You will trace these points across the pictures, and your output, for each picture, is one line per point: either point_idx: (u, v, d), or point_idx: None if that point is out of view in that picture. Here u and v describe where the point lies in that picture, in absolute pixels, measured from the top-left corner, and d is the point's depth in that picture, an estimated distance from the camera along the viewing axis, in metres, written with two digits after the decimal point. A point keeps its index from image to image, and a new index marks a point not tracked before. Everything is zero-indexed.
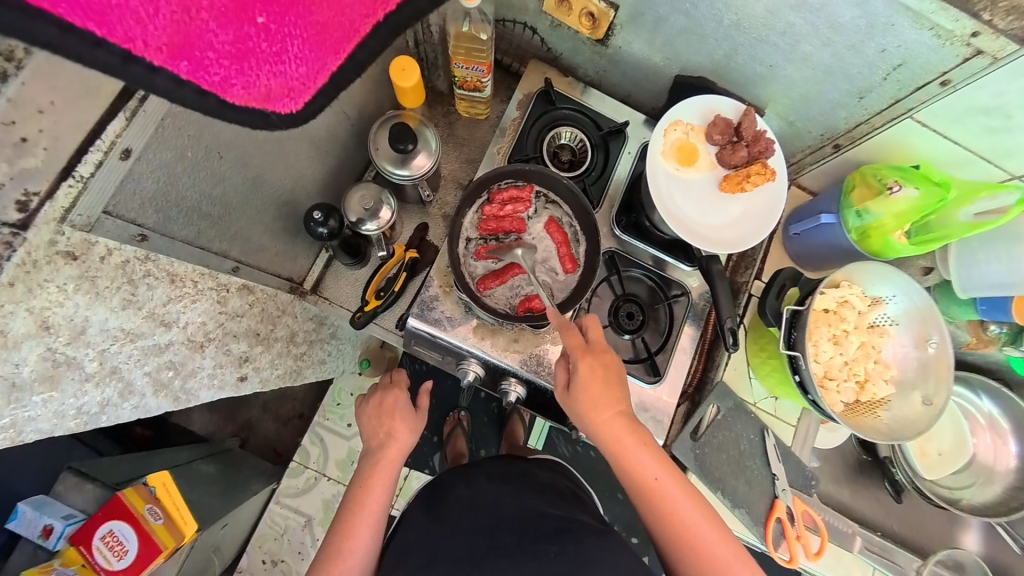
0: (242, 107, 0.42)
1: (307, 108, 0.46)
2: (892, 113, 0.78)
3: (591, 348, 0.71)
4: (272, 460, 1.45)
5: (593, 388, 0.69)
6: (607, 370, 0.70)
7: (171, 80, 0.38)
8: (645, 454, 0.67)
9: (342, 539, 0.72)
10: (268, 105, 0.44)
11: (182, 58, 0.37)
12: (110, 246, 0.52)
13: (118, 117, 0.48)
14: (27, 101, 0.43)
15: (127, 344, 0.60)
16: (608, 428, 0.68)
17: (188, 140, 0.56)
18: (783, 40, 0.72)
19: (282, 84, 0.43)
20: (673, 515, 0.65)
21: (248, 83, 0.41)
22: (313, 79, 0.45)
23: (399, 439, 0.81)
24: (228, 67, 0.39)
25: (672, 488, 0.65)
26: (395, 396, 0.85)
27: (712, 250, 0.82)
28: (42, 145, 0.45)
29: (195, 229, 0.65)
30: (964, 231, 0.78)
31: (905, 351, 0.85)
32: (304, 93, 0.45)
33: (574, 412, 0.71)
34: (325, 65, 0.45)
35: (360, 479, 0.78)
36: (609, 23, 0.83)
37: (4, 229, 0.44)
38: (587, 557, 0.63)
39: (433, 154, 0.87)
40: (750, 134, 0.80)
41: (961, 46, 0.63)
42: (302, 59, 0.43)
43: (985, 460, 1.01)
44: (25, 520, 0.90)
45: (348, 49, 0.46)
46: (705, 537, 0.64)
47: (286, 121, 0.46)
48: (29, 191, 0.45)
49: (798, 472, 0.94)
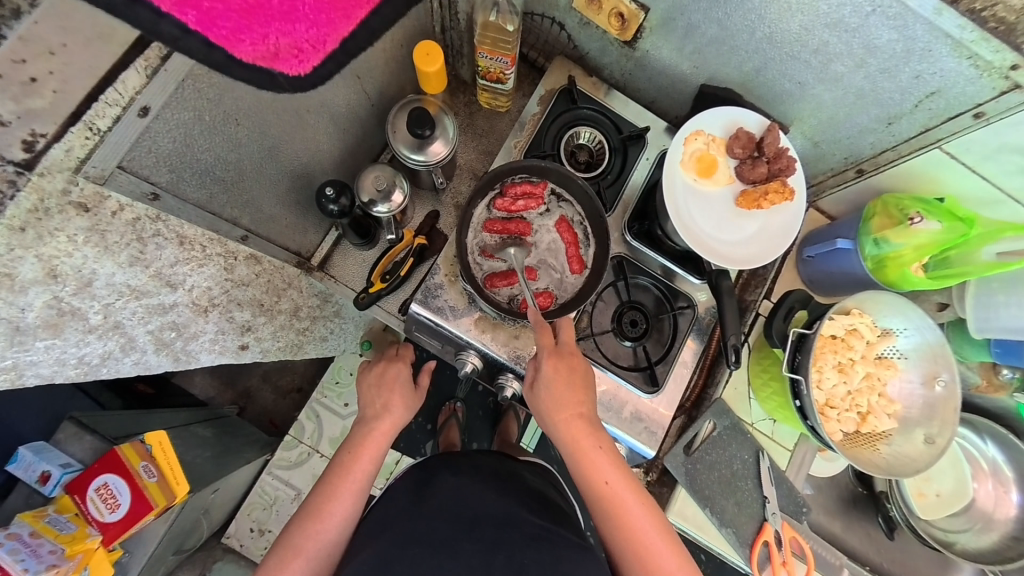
0: (249, 64, 0.42)
1: (315, 73, 0.47)
2: (920, 142, 0.76)
3: (559, 349, 0.74)
4: (267, 430, 1.48)
5: (557, 388, 0.72)
6: (572, 370, 0.73)
7: (177, 27, 0.38)
8: (604, 458, 0.70)
9: (324, 501, 0.73)
10: (275, 64, 0.43)
11: (190, 6, 0.37)
12: (121, 203, 0.53)
13: (134, 71, 0.48)
14: (39, 41, 0.42)
15: (132, 300, 0.61)
16: (568, 427, 0.71)
17: (209, 103, 0.57)
18: (815, 58, 0.71)
19: (291, 44, 0.43)
20: (624, 519, 0.67)
21: (256, 40, 0.41)
22: (323, 41, 0.45)
23: (395, 413, 0.81)
24: (237, 21, 0.39)
25: (625, 492, 0.68)
26: (398, 369, 0.86)
27: (723, 265, 0.80)
28: (51, 86, 0.44)
29: (208, 193, 0.66)
30: (985, 271, 0.75)
31: (911, 389, 0.83)
32: (312, 56, 0.45)
33: (537, 410, 0.75)
34: (336, 29, 0.46)
35: (350, 445, 0.78)
36: (638, 25, 0.82)
37: (9, 167, 0.43)
38: (565, 567, 0.64)
39: (450, 143, 0.87)
40: (771, 150, 0.79)
41: (999, 78, 0.61)
42: (312, 21, 0.43)
43: (984, 506, 0.99)
44: (24, 463, 0.92)
45: (360, 17, 0.47)
46: (650, 540, 0.66)
47: (292, 84, 0.46)
48: (35, 131, 0.44)
49: (790, 498, 0.92)
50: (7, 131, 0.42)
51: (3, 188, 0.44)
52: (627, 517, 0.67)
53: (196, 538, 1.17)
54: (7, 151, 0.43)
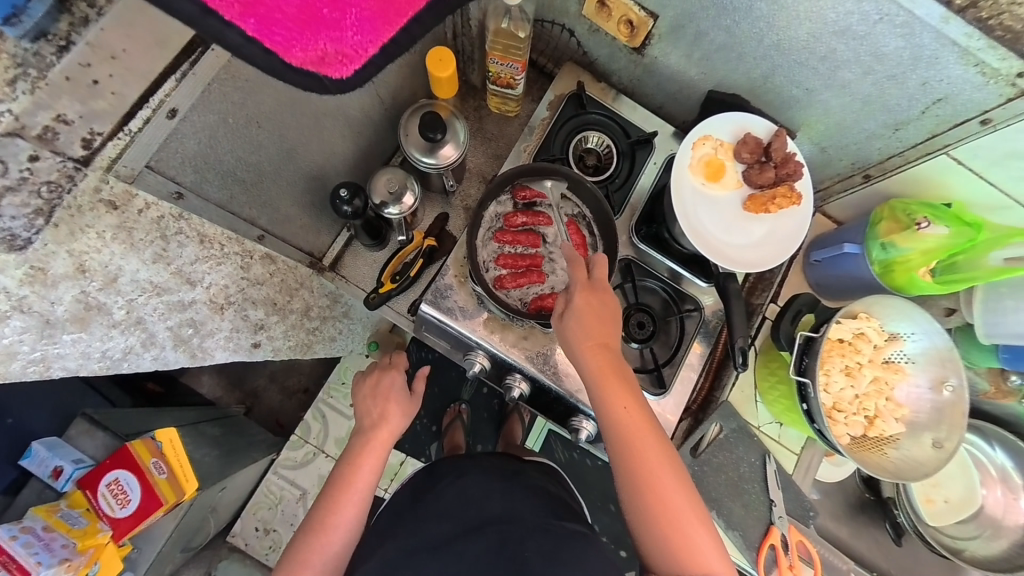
0: (299, 68, 0.43)
1: (359, 76, 0.46)
2: (926, 148, 0.77)
3: (593, 286, 0.72)
4: (273, 430, 1.49)
5: (589, 319, 0.70)
6: (605, 307, 0.71)
7: (240, 35, 0.41)
8: (627, 396, 0.69)
9: (326, 514, 0.73)
10: (323, 69, 0.44)
11: (252, 15, 0.40)
12: (148, 201, 0.54)
13: (172, 78, 0.53)
14: (103, 46, 0.47)
15: (153, 297, 0.62)
16: (596, 363, 0.70)
17: (232, 106, 0.60)
18: (823, 65, 0.72)
19: (338, 50, 0.44)
20: (654, 484, 0.66)
21: (308, 46, 0.43)
22: (366, 49, 0.45)
23: (392, 422, 0.82)
24: (292, 29, 0.42)
25: (646, 433, 0.68)
26: (392, 378, 0.87)
27: (731, 268, 0.81)
28: (111, 89, 0.49)
29: (228, 193, 0.68)
30: (993, 276, 0.76)
31: (919, 393, 0.83)
32: (357, 62, 0.45)
33: (564, 341, 0.72)
34: (380, 38, 0.45)
35: (350, 457, 0.79)
36: (647, 32, 0.84)
37: (68, 162, 0.47)
38: (566, 555, 0.64)
39: (460, 146, 0.89)
40: (779, 155, 0.80)
41: (1006, 85, 0.62)
42: (358, 28, 0.43)
43: (993, 513, 0.98)
44: (37, 459, 0.94)
45: (402, 23, 0.45)
46: (666, 484, 0.66)
47: (337, 87, 0.46)
48: (94, 130, 0.48)
49: (797, 502, 0.92)
50: (71, 129, 0.47)
51: (61, 180, 0.47)
52: (646, 459, 0.67)
53: (204, 535, 1.18)
54: (69, 148, 0.47)
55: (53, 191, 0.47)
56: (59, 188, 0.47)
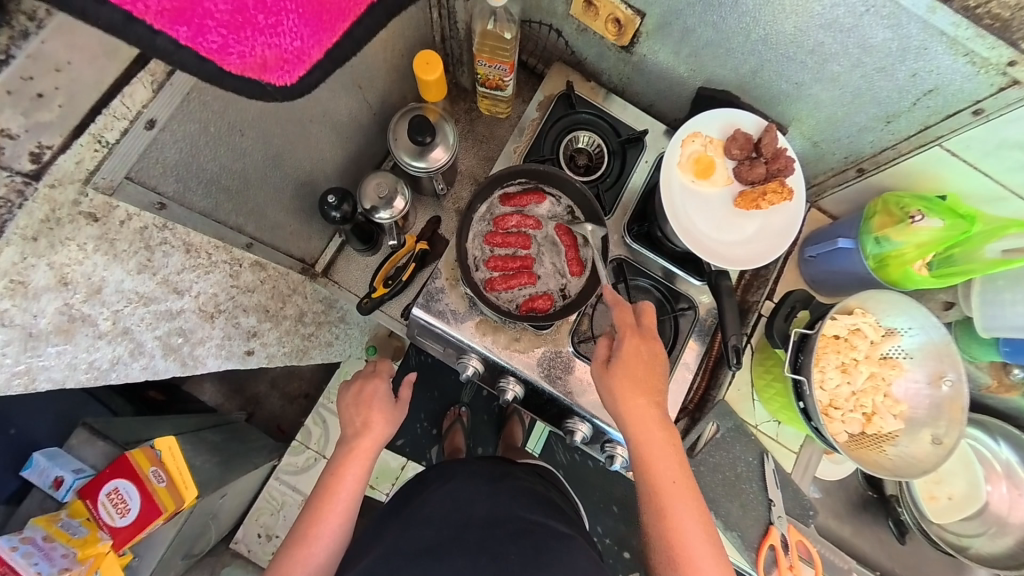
0: (239, 75, 0.42)
1: (303, 82, 0.46)
2: (919, 140, 0.76)
3: (642, 335, 0.73)
4: (274, 436, 1.49)
5: (637, 368, 0.70)
6: (651, 356, 0.72)
7: (172, 43, 0.39)
8: (666, 445, 0.69)
9: (308, 525, 0.73)
10: (264, 75, 0.43)
11: (182, 22, 0.38)
12: (130, 212, 0.54)
13: (147, 88, 0.50)
14: (46, 58, 0.44)
15: (140, 306, 0.62)
16: (637, 413, 0.69)
17: (214, 115, 0.58)
18: (811, 59, 0.71)
19: (277, 55, 0.43)
20: (680, 539, 0.65)
21: (245, 52, 0.41)
22: (308, 53, 0.44)
23: (375, 429, 0.81)
24: (226, 35, 0.40)
25: (682, 488, 0.67)
26: (375, 386, 0.86)
27: (722, 266, 0.80)
28: (58, 102, 0.45)
29: (213, 201, 0.68)
30: (989, 268, 0.74)
31: (917, 388, 0.82)
32: (299, 67, 0.44)
33: (606, 388, 0.72)
34: (321, 41, 0.45)
35: (333, 466, 0.79)
36: (634, 30, 0.83)
37: (16, 177, 0.45)
38: (548, 558, 0.64)
39: (450, 148, 0.89)
40: (769, 151, 0.79)
41: (997, 74, 0.61)
42: (297, 32, 0.43)
43: (998, 510, 0.97)
44: (38, 469, 0.95)
45: (343, 28, 0.46)
46: (693, 543, 0.65)
47: (282, 94, 0.45)
48: (42, 143, 0.45)
49: (796, 501, 0.92)
50: (15, 143, 0.44)
51: (11, 197, 0.45)
52: (676, 513, 0.66)
53: (205, 542, 1.18)
54: (15, 162, 0.44)
55: (3, 206, 0.44)
56: (6, 203, 0.44)
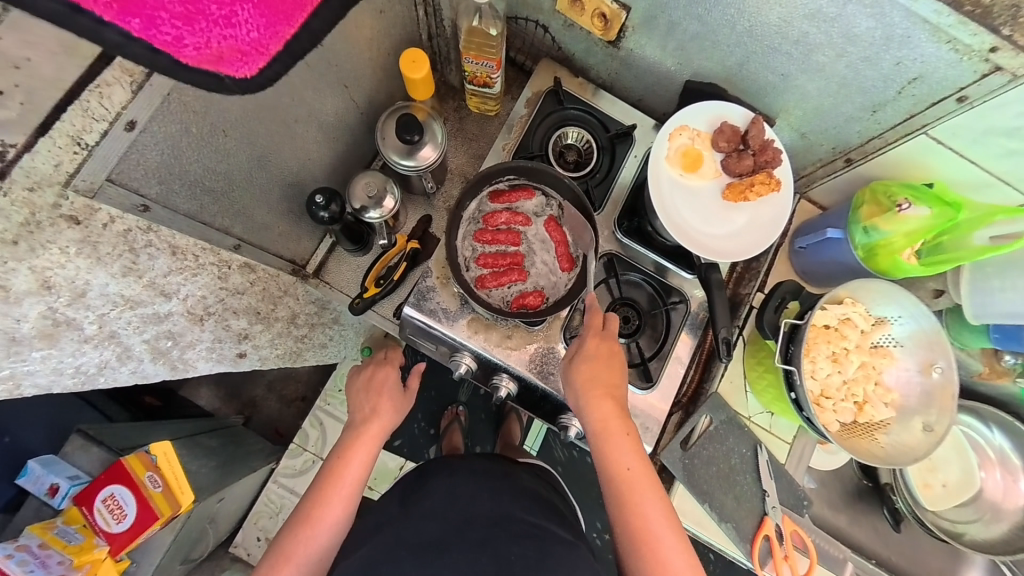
0: (195, 68, 0.41)
1: (263, 75, 0.44)
2: (906, 129, 0.76)
3: (603, 333, 0.75)
4: (272, 439, 1.49)
5: (597, 364, 0.73)
6: (611, 354, 0.74)
7: (121, 35, 0.37)
8: (625, 439, 0.69)
9: (313, 507, 0.73)
10: (221, 68, 0.42)
11: (133, 14, 0.36)
12: (112, 214, 0.54)
13: (126, 90, 0.50)
14: (4, 56, 0.43)
15: (126, 310, 0.62)
16: (597, 406, 0.71)
17: (194, 116, 0.57)
18: (796, 49, 0.71)
19: (233, 47, 0.41)
20: (644, 536, 0.65)
21: (200, 44, 0.40)
22: (266, 45, 0.43)
23: (384, 416, 0.82)
24: (179, 27, 0.38)
25: (644, 483, 0.67)
26: (386, 373, 0.87)
27: (712, 259, 0.80)
28: (18, 99, 0.44)
29: (197, 204, 0.67)
30: (977, 255, 0.74)
31: (909, 376, 0.82)
32: (258, 59, 0.43)
33: (570, 385, 0.74)
34: (278, 32, 0.43)
35: (339, 450, 0.78)
36: (620, 25, 0.83)
37: None
38: (551, 563, 0.64)
39: (439, 146, 0.89)
40: (756, 143, 0.79)
41: (980, 61, 0.61)
42: (252, 24, 0.41)
43: (993, 496, 0.97)
44: (33, 476, 0.95)
45: (302, 19, 0.44)
46: (657, 537, 0.64)
47: (241, 87, 0.44)
48: (5, 142, 0.44)
49: (790, 491, 0.92)
50: None
51: None
52: (639, 509, 0.66)
53: (203, 547, 1.18)
54: None
55: None
56: None
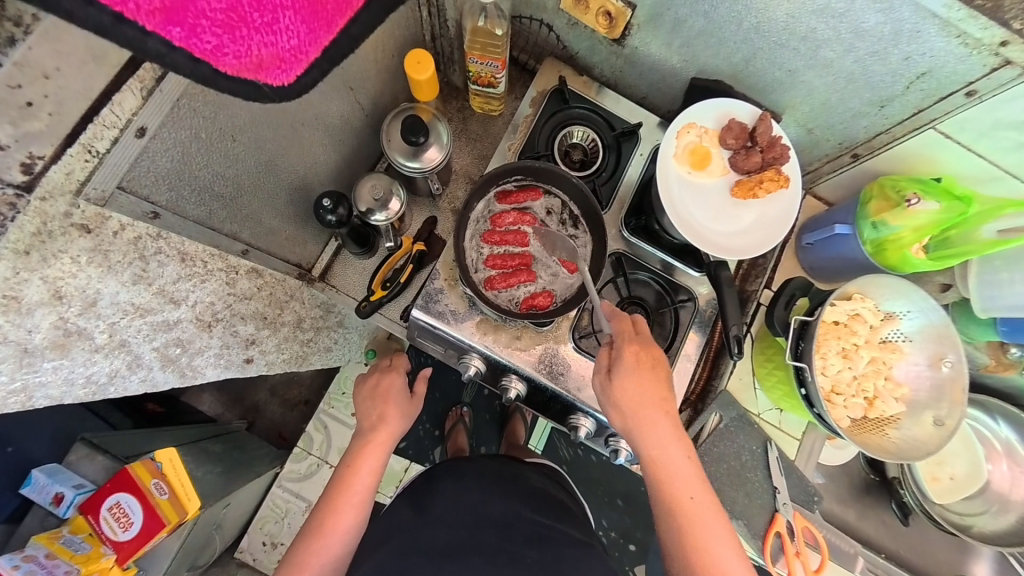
0: (234, 76, 0.39)
1: (300, 82, 0.44)
2: (913, 123, 0.76)
3: (641, 342, 0.72)
4: (276, 443, 1.48)
5: (642, 378, 0.69)
6: (655, 363, 0.70)
7: (163, 45, 0.35)
8: (679, 459, 0.68)
9: (325, 516, 0.72)
10: (261, 76, 0.41)
11: (174, 23, 0.35)
12: (123, 222, 0.53)
13: (136, 95, 0.49)
14: (33, 65, 0.42)
15: (137, 318, 0.62)
16: (647, 425, 0.68)
17: (203, 121, 0.57)
18: (804, 45, 0.71)
19: (274, 55, 0.41)
20: (702, 555, 0.65)
21: (241, 52, 0.39)
22: (305, 51, 0.43)
23: (391, 423, 0.81)
24: (221, 35, 0.37)
25: (699, 502, 0.67)
26: (391, 379, 0.86)
27: (721, 256, 0.80)
28: (47, 110, 0.44)
29: (207, 210, 0.66)
30: (986, 249, 0.75)
31: (918, 371, 0.82)
32: (296, 66, 0.43)
33: (611, 400, 0.70)
34: (318, 39, 0.43)
35: (348, 458, 0.78)
36: (626, 23, 0.83)
37: (8, 190, 0.43)
38: (566, 566, 0.65)
39: (445, 147, 0.88)
40: (764, 139, 0.79)
41: (990, 55, 0.61)
42: (293, 30, 0.41)
43: (1000, 488, 0.98)
44: (38, 486, 0.94)
45: (340, 24, 0.45)
46: (717, 557, 0.65)
47: (278, 95, 0.43)
48: (33, 154, 0.44)
49: (801, 487, 0.92)
50: (5, 154, 0.43)
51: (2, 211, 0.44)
52: (694, 528, 0.66)
53: (211, 553, 1.17)
54: (4, 173, 0.43)
55: None
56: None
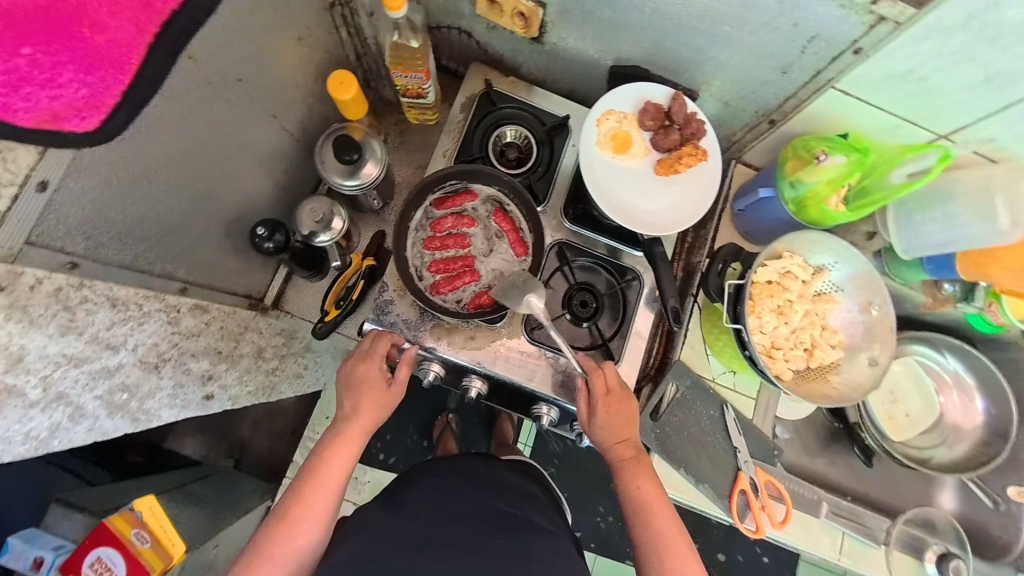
0: (35, 129, 0.42)
1: (109, 127, 0.45)
2: (815, 85, 0.80)
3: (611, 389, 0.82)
4: (265, 477, 1.46)
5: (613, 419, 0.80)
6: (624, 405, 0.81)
7: None
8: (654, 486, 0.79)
9: (293, 507, 0.72)
10: (61, 125, 0.43)
11: None
12: (39, 275, 0.54)
13: (32, 152, 0.50)
14: None
15: (72, 368, 0.62)
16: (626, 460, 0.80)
17: (113, 166, 0.57)
18: (703, 24, 0.74)
19: (67, 105, 0.42)
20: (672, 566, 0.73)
21: (31, 106, 0.41)
22: (104, 99, 0.44)
23: (365, 415, 0.80)
24: (4, 93, 0.39)
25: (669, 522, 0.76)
26: (370, 368, 0.81)
27: (651, 233, 0.83)
28: None
29: (133, 252, 0.66)
30: (897, 194, 0.78)
31: (851, 316, 0.86)
32: (97, 113, 0.44)
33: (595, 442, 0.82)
34: (114, 85, 0.44)
35: (320, 450, 0.78)
36: (539, 21, 0.86)
37: None
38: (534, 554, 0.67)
39: (381, 161, 0.90)
40: (681, 117, 0.83)
41: (865, 14, 0.65)
42: (80, 82, 0.42)
43: (953, 419, 1.02)
44: (14, 553, 0.93)
45: (138, 67, 0.45)
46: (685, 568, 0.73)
47: (89, 139, 0.45)
48: None
49: (760, 444, 0.96)
50: None
51: None
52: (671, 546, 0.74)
53: None
54: None
55: None
56: None
